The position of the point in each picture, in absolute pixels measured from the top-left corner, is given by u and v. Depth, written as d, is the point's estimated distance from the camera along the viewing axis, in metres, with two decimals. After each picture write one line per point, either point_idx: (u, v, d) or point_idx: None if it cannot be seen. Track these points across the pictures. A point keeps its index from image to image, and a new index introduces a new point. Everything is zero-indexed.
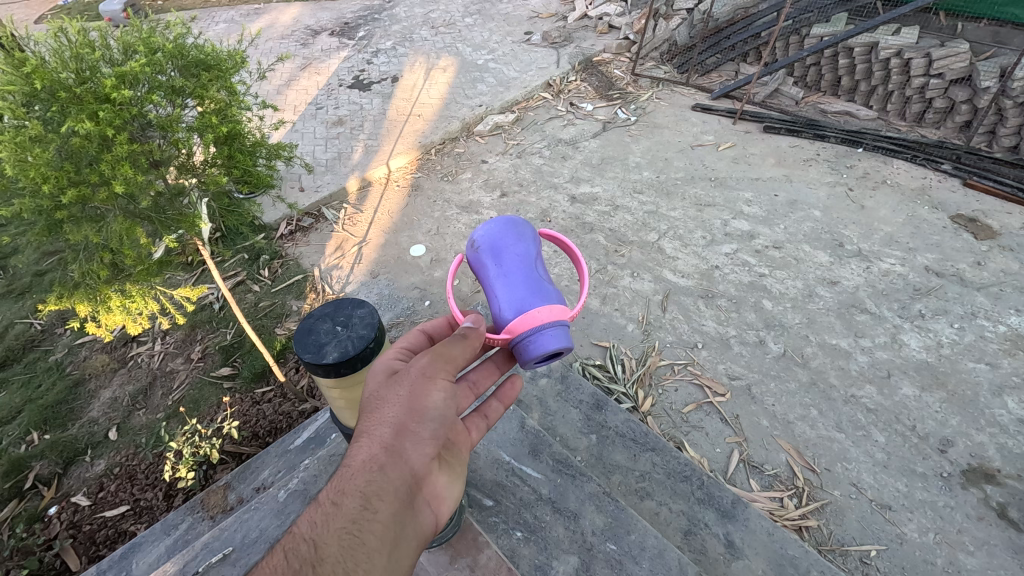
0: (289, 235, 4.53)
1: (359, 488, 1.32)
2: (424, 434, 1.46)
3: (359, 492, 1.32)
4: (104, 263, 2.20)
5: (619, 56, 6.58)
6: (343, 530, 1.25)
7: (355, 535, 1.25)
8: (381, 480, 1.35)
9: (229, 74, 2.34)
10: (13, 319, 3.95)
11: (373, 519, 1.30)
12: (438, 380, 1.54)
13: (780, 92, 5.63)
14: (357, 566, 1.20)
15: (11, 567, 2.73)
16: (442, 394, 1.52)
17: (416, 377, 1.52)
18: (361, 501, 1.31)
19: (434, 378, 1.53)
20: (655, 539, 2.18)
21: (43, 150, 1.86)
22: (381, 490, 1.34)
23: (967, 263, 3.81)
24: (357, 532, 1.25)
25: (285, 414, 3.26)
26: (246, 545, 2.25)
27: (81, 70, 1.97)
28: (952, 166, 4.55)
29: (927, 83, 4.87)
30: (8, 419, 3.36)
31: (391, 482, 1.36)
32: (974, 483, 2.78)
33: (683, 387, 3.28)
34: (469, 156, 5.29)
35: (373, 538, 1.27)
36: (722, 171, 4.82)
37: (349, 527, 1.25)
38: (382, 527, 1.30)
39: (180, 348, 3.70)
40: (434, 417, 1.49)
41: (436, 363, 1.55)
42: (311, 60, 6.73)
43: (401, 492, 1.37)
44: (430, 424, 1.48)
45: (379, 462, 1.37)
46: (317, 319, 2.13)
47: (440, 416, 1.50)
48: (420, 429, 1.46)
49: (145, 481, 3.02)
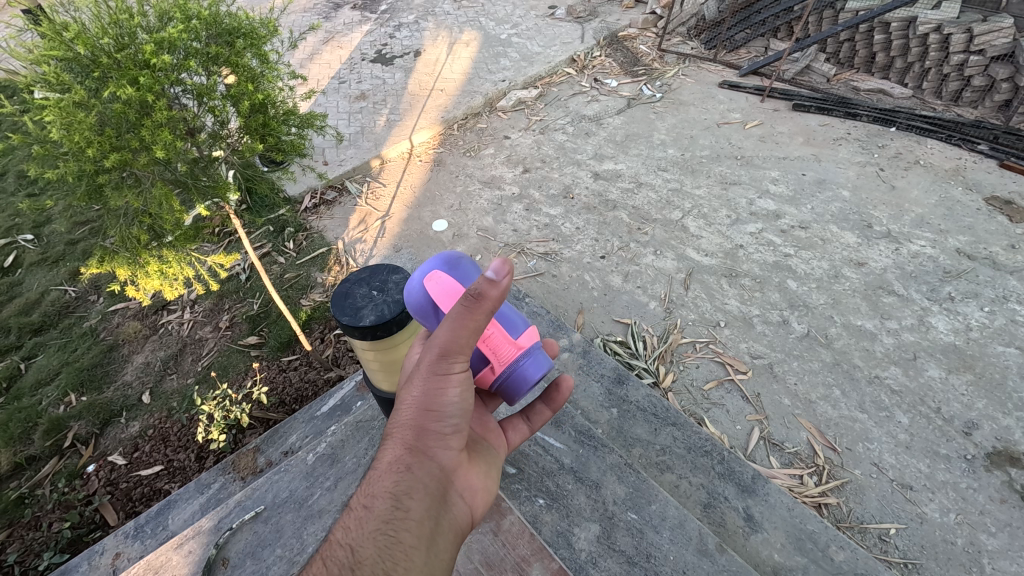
0: (313, 208, 4.58)
1: (388, 489, 1.45)
2: (444, 432, 1.56)
3: (390, 492, 1.44)
4: (143, 228, 2.27)
5: (645, 31, 6.46)
6: (377, 530, 1.38)
7: (390, 533, 1.39)
8: (410, 479, 1.47)
9: (261, 41, 2.35)
10: (48, 286, 4.06)
11: (407, 516, 1.43)
12: (451, 374, 1.55)
13: (810, 69, 5.51)
14: (396, 564, 1.34)
15: (53, 520, 2.86)
16: (458, 388, 1.56)
17: (428, 375, 1.53)
18: (392, 501, 1.43)
19: (451, 379, 1.55)
20: (675, 509, 2.22)
21: (86, 115, 1.91)
22: (410, 487, 1.46)
23: (1000, 246, 3.73)
24: (391, 532, 1.39)
25: (311, 382, 3.34)
26: (277, 504, 2.33)
27: (120, 36, 2.01)
28: (988, 147, 4.44)
29: (966, 60, 4.70)
30: (47, 381, 3.48)
31: (421, 480, 1.49)
32: (998, 466, 2.76)
33: (704, 364, 3.29)
34: (491, 131, 5.26)
35: (409, 534, 1.41)
36: (748, 149, 4.74)
37: (384, 528, 1.39)
38: (416, 523, 1.43)
39: (208, 316, 3.80)
40: (453, 413, 1.56)
41: (446, 357, 1.53)
42: (334, 34, 6.70)
43: (431, 487, 1.50)
44: (450, 421, 1.57)
45: (407, 463, 1.49)
46: (353, 284, 2.11)
47: (459, 409, 1.58)
48: (439, 426, 1.56)
49: (177, 443, 3.12)
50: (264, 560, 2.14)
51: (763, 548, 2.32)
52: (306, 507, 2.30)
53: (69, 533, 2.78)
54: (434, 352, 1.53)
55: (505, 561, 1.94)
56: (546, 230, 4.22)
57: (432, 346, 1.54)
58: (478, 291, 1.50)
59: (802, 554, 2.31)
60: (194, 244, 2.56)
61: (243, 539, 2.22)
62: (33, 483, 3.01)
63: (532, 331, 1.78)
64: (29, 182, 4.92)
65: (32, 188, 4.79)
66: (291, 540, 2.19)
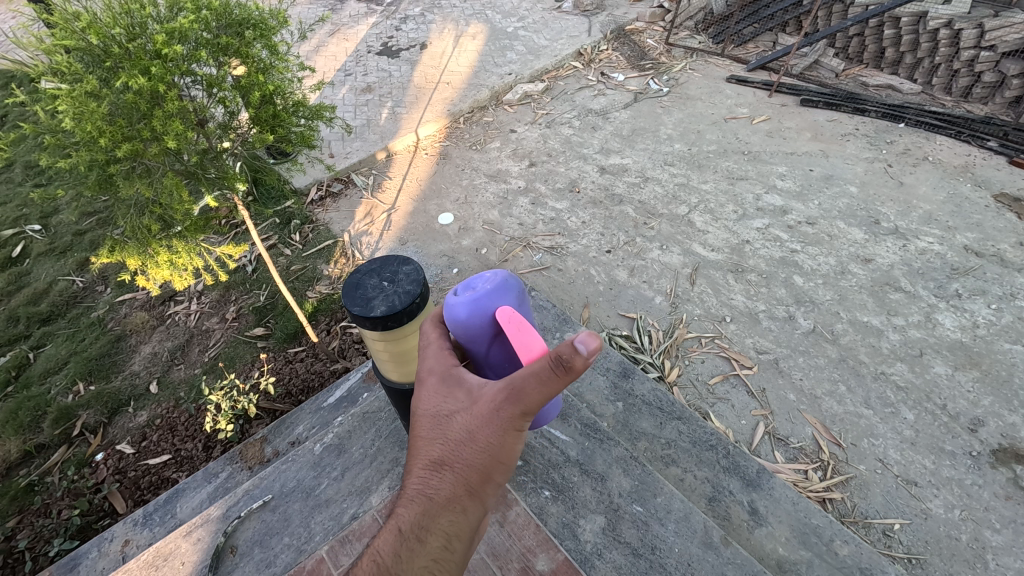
0: (319, 201, 4.59)
1: (442, 530, 1.35)
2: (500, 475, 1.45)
3: (443, 533, 1.35)
4: (154, 218, 2.28)
5: (652, 25, 6.43)
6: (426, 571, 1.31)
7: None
8: (463, 523, 1.39)
9: (270, 32, 2.36)
10: (56, 276, 4.09)
11: (449, 557, 1.36)
12: (525, 429, 1.38)
13: (819, 64, 5.47)
14: None
15: (62, 507, 2.89)
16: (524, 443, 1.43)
17: (504, 427, 1.35)
18: (443, 542, 1.35)
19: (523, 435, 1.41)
20: (680, 503, 2.22)
21: (99, 105, 1.92)
22: (460, 531, 1.38)
23: (1008, 243, 3.71)
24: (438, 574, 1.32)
25: (317, 373, 3.35)
26: (285, 493, 2.35)
27: (131, 26, 2.01)
28: (998, 144, 4.41)
29: (976, 56, 4.66)
30: (56, 370, 3.51)
31: (470, 522, 1.41)
32: (1004, 463, 2.76)
33: (709, 359, 3.30)
34: (497, 125, 5.25)
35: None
36: (756, 144, 4.72)
37: (431, 568, 1.32)
38: (458, 563, 1.38)
39: (215, 307, 3.81)
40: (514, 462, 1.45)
41: (525, 419, 1.34)
42: (340, 26, 6.68)
43: (475, 530, 1.43)
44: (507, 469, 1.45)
45: (462, 504, 1.39)
46: (364, 274, 2.08)
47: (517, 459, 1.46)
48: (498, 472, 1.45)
49: (185, 432, 3.15)
50: (272, 548, 2.16)
51: (767, 542, 2.33)
52: (313, 497, 2.31)
53: (78, 520, 2.81)
54: (513, 402, 1.33)
55: (511, 552, 1.96)
56: (551, 224, 4.22)
57: (514, 399, 1.33)
58: (564, 364, 1.20)
59: (806, 548, 2.32)
60: (203, 235, 2.57)
61: (251, 528, 2.25)
62: (43, 471, 3.04)
63: None
64: (37, 172, 4.94)
65: (40, 178, 4.81)
66: (298, 529, 2.20)
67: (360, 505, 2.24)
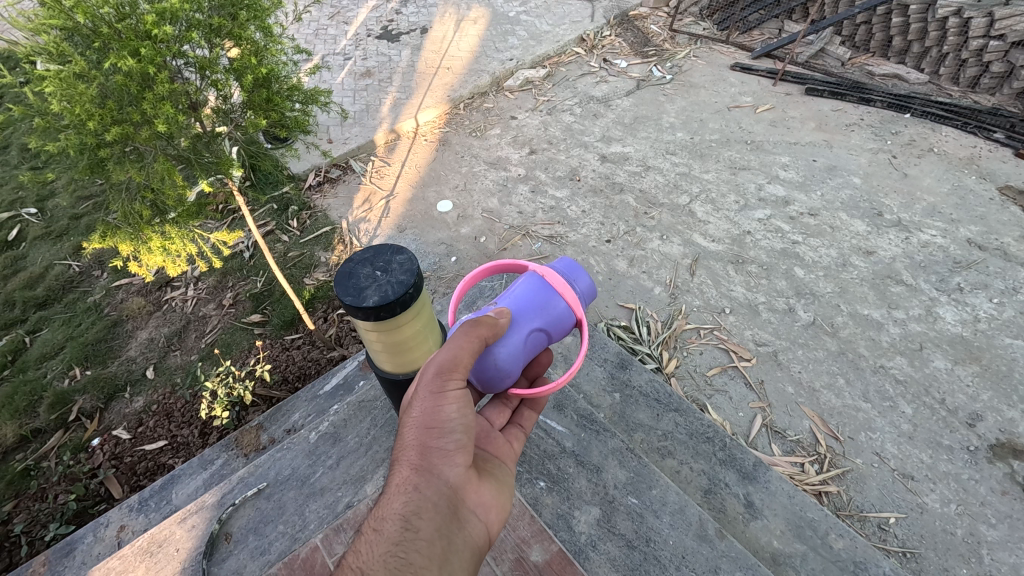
0: (317, 186, 4.55)
1: (397, 511, 1.45)
2: (447, 447, 1.55)
3: (398, 516, 1.45)
4: (146, 203, 2.25)
5: (657, 11, 6.33)
6: (387, 553, 1.38)
7: (399, 556, 1.38)
8: (418, 499, 1.47)
9: (264, 14, 2.30)
10: (52, 260, 4.06)
11: (417, 537, 1.44)
12: (450, 390, 1.55)
13: (825, 52, 5.39)
14: None
15: (58, 492, 2.89)
16: (456, 403, 1.57)
17: (427, 395, 1.55)
18: (401, 523, 1.44)
19: (447, 393, 1.56)
20: (676, 495, 2.21)
21: (87, 86, 1.88)
22: (419, 508, 1.47)
23: (1012, 237, 3.68)
24: (401, 554, 1.39)
25: (314, 361, 3.34)
26: (280, 482, 2.34)
27: (121, 6, 1.95)
28: (1005, 135, 4.35)
29: (985, 45, 4.59)
30: (51, 355, 3.50)
31: (429, 499, 1.49)
32: (1001, 458, 2.76)
33: (708, 350, 3.28)
34: (498, 111, 5.18)
35: (418, 556, 1.40)
36: (758, 134, 4.66)
37: (393, 551, 1.39)
38: (425, 543, 1.43)
39: (212, 293, 3.79)
40: (454, 428, 1.56)
41: (441, 376, 1.54)
42: (339, 9, 6.58)
43: (442, 507, 1.50)
44: (451, 436, 1.56)
45: (412, 483, 1.49)
46: (357, 263, 2.04)
47: (458, 423, 1.57)
48: (442, 442, 1.55)
49: (181, 419, 3.14)
50: (266, 536, 2.16)
51: (763, 535, 2.33)
52: (308, 485, 2.30)
53: (75, 505, 2.82)
54: (434, 370, 1.55)
55: (505, 542, 1.96)
56: (551, 213, 4.19)
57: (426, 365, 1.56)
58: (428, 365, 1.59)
59: (801, 541, 2.31)
60: (197, 221, 2.53)
61: (245, 515, 2.24)
62: (39, 456, 3.04)
63: (566, 289, 1.75)
64: (33, 155, 4.90)
65: (36, 161, 4.77)
66: (293, 517, 2.19)
67: (355, 494, 2.24)
